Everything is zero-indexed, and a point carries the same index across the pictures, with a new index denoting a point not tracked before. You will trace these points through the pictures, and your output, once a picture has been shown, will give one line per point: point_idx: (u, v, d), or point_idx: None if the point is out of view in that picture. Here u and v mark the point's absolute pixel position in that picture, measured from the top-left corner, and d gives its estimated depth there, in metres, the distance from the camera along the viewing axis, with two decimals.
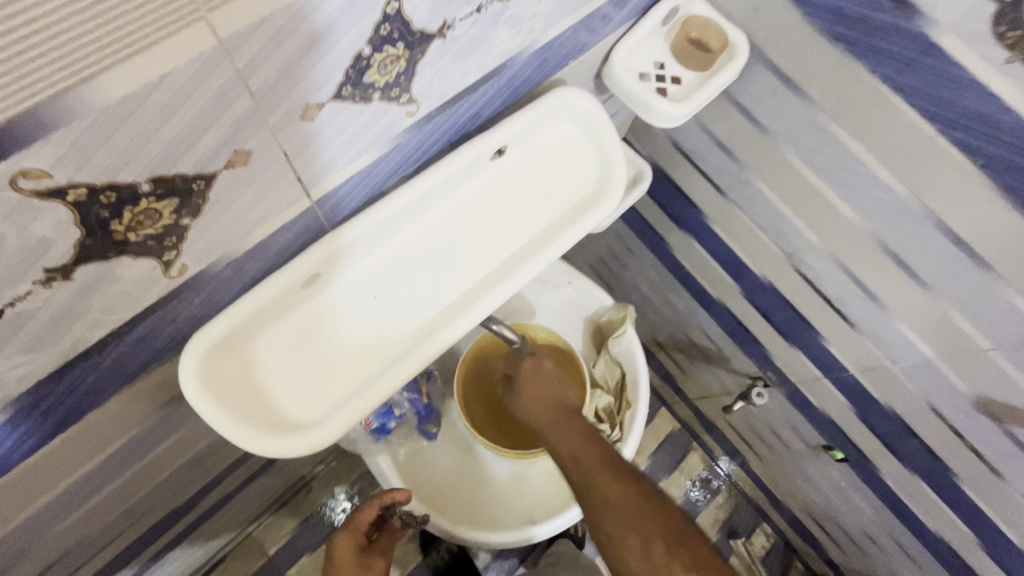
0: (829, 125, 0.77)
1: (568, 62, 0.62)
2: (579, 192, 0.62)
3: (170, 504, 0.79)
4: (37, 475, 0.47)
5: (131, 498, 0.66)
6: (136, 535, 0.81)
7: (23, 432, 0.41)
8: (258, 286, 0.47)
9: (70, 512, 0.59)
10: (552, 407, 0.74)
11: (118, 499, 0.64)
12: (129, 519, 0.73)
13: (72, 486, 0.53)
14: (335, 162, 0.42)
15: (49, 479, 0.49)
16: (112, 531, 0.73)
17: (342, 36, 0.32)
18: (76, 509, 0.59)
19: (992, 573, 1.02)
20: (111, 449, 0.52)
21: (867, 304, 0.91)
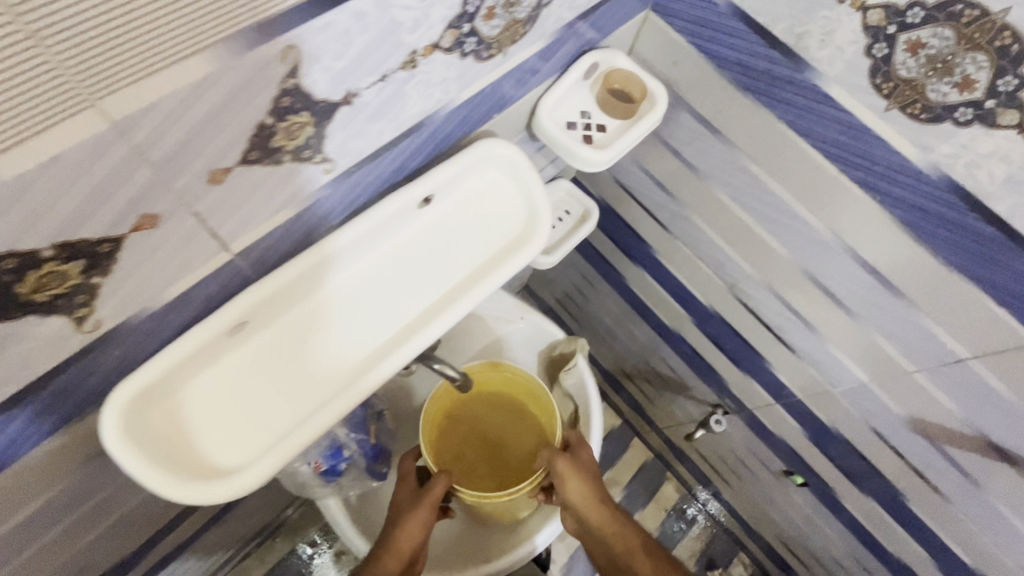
0: (749, 165, 0.82)
1: (491, 114, 0.66)
2: (508, 236, 0.66)
3: (109, 562, 0.77)
4: None
5: (63, 556, 0.65)
6: None
7: None
8: (181, 337, 0.49)
9: None
10: (592, 497, 0.80)
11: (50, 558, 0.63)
12: None
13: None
14: (252, 218, 0.45)
15: None
16: None
17: (240, 110, 0.35)
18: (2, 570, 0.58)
19: None
20: (34, 506, 0.52)
21: (804, 331, 0.95)
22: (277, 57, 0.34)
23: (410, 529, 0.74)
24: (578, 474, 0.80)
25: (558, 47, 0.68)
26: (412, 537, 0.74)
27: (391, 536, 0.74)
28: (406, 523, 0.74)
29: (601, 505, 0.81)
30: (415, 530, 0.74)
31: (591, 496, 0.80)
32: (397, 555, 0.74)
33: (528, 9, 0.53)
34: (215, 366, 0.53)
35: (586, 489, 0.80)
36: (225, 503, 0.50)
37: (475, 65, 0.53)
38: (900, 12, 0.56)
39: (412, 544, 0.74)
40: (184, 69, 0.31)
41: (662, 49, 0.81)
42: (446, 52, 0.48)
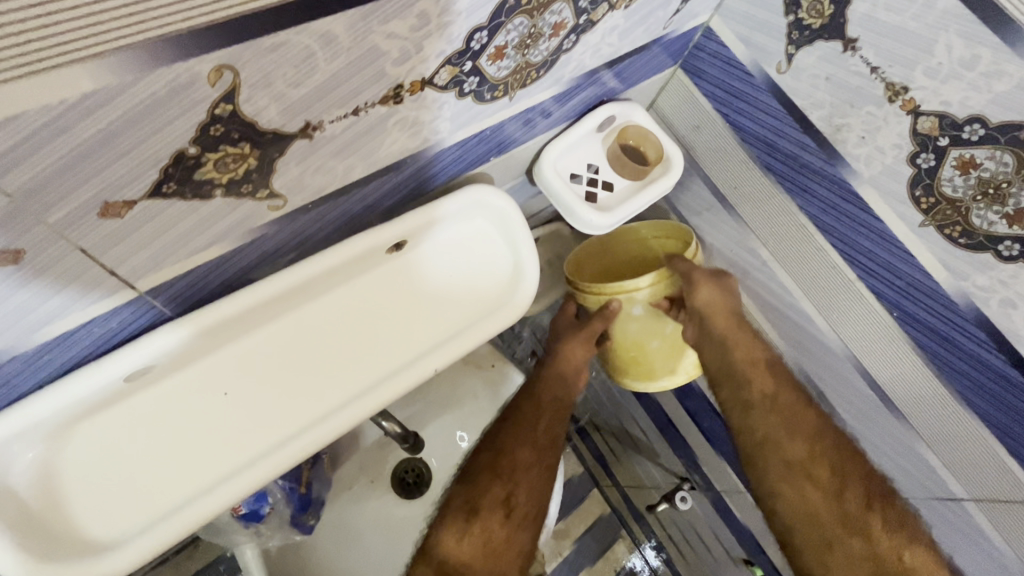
0: (759, 249, 0.76)
1: (489, 156, 0.59)
2: (484, 295, 0.58)
3: None
4: None
5: None
6: None
7: None
8: (59, 385, 0.39)
9: None
10: (721, 306, 0.70)
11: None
12: None
13: None
14: (168, 253, 0.36)
15: None
16: None
17: (146, 136, 0.27)
18: None
19: None
20: None
21: None
22: (204, 79, 0.26)
23: (576, 350, 0.74)
24: (714, 279, 0.70)
25: (576, 92, 0.61)
26: (576, 351, 0.74)
27: (554, 354, 0.75)
28: (570, 348, 0.74)
29: (743, 331, 0.69)
30: (580, 351, 0.74)
31: (734, 303, 0.70)
32: (568, 367, 0.74)
33: (544, 53, 0.46)
34: (106, 415, 0.43)
35: (729, 306, 0.70)
36: None
37: (474, 106, 0.46)
38: (957, 125, 0.49)
39: (578, 357, 0.74)
40: (54, 83, 0.22)
41: (687, 110, 0.76)
42: (439, 89, 0.40)
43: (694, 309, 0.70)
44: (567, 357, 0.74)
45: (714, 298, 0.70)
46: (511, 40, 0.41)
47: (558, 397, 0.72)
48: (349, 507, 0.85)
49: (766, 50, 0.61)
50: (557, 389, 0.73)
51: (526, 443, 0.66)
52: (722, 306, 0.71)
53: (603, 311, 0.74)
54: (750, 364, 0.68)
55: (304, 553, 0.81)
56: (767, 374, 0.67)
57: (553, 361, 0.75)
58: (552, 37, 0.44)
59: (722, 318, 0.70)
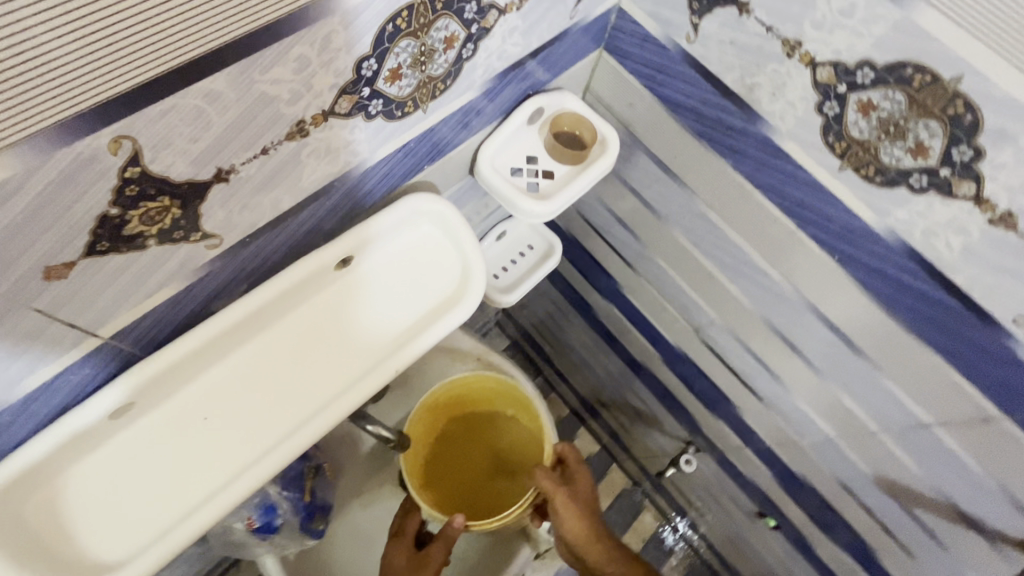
0: (708, 212, 0.78)
1: (422, 166, 0.62)
2: (437, 295, 0.62)
3: None
4: None
5: None
6: None
7: None
8: (50, 427, 0.44)
9: None
10: (580, 517, 0.80)
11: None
12: None
13: None
14: (120, 302, 0.40)
15: None
16: None
17: (67, 207, 0.31)
18: None
19: None
20: None
21: (769, 380, 0.90)
22: (105, 150, 0.31)
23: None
24: (575, 505, 0.81)
25: (498, 92, 0.64)
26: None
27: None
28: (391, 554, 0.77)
29: (597, 536, 0.80)
30: (398, 560, 0.77)
31: (592, 527, 0.80)
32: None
33: (443, 66, 0.49)
34: (100, 449, 0.48)
35: (582, 523, 0.80)
36: None
37: (387, 125, 0.49)
38: (850, 71, 0.52)
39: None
40: None
41: (618, 89, 0.78)
42: (344, 117, 0.44)
43: (557, 528, 0.81)
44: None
45: (571, 521, 0.80)
46: (403, 61, 0.44)
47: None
48: (360, 510, 0.90)
49: (674, 23, 0.63)
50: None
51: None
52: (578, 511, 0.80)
53: (446, 538, 0.76)
54: (598, 558, 0.81)
55: (323, 555, 0.87)
56: (610, 560, 0.81)
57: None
58: (447, 50, 0.48)
59: (576, 533, 0.80)
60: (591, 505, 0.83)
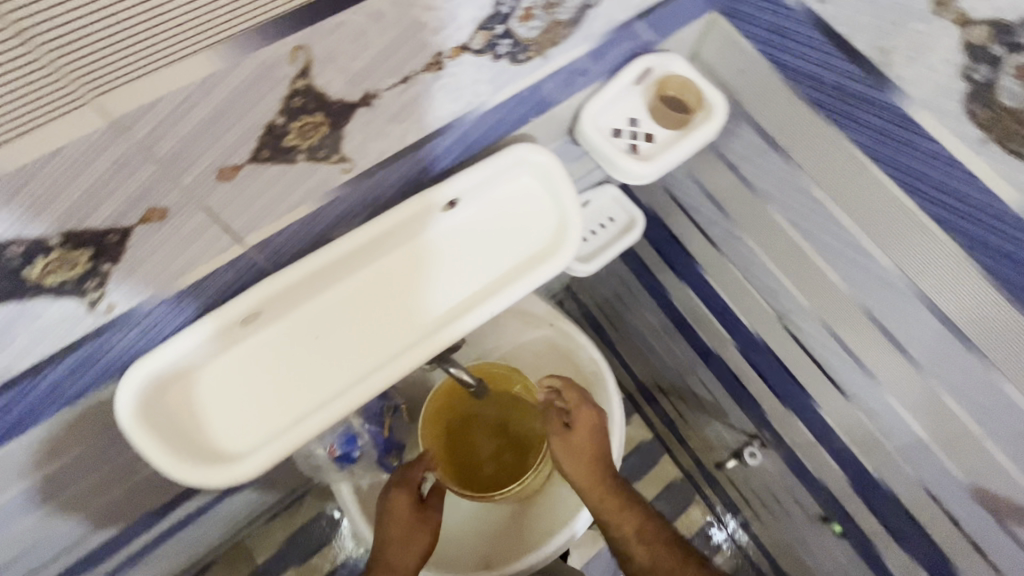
0: (812, 188, 0.75)
1: (529, 117, 0.63)
2: (533, 246, 0.63)
3: (127, 520, 0.79)
4: None
5: (82, 512, 0.67)
6: (90, 549, 0.80)
7: None
8: (195, 324, 0.49)
9: (18, 522, 0.60)
10: (586, 461, 0.75)
11: (68, 514, 0.65)
12: (75, 535, 0.73)
13: (14, 501, 0.55)
14: (266, 212, 0.44)
15: None
16: (60, 546, 0.72)
17: (246, 110, 0.35)
18: (24, 520, 0.60)
19: None
20: (49, 469, 0.54)
21: (858, 373, 0.86)
22: (285, 59, 0.33)
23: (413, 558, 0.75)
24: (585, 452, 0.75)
25: (610, 48, 0.63)
26: (410, 560, 0.74)
27: (391, 555, 0.74)
28: (394, 494, 0.76)
29: (602, 481, 0.76)
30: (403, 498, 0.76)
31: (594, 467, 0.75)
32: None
33: (571, 10, 0.50)
34: (226, 352, 0.54)
35: (589, 466, 0.75)
36: (221, 487, 0.51)
37: (509, 67, 0.51)
38: (1012, 30, 0.47)
39: (410, 565, 0.75)
40: (187, 68, 0.30)
41: (728, 55, 0.76)
42: (476, 54, 0.46)
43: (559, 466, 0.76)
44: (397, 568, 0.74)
45: (576, 468, 0.75)
46: (537, 1, 0.45)
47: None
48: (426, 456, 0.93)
49: None
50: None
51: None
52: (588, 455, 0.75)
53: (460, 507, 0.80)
54: (607, 502, 0.75)
55: None
56: (614, 499, 0.75)
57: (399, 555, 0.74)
58: None
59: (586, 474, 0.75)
60: (598, 448, 0.77)
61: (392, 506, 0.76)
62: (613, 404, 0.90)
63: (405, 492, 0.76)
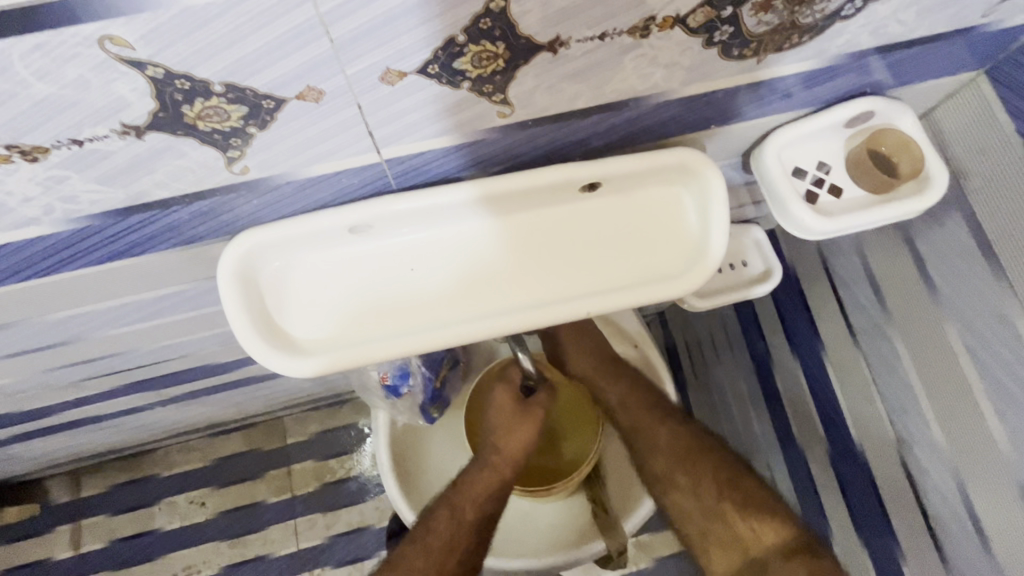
0: (1016, 319, 0.61)
1: (709, 123, 0.55)
2: (663, 259, 0.56)
3: (199, 360, 0.86)
4: (90, 285, 0.53)
5: (166, 339, 0.73)
6: (164, 372, 0.89)
7: (80, 247, 0.47)
8: (310, 215, 0.50)
9: (115, 326, 0.66)
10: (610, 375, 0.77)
11: (155, 337, 0.72)
12: (156, 356, 0.80)
13: (117, 308, 0.60)
14: (412, 129, 0.42)
15: (93, 293, 0.55)
16: (141, 359, 0.80)
17: (432, 17, 0.32)
18: (121, 327, 0.66)
19: None
20: (151, 293, 0.58)
21: (975, 548, 0.70)
22: None
23: (522, 445, 0.73)
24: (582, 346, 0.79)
25: (835, 75, 0.54)
26: (519, 443, 0.72)
27: (500, 440, 0.73)
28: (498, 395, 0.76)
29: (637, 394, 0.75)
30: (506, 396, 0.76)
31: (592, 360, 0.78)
32: (508, 461, 0.72)
33: (816, 15, 0.42)
34: (328, 252, 0.54)
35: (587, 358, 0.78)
36: (281, 374, 0.52)
37: (717, 60, 0.44)
38: None
39: (520, 449, 0.73)
40: None
41: (975, 127, 0.62)
42: (688, 32, 0.40)
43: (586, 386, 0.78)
44: (508, 451, 0.72)
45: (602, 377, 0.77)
46: None
47: (502, 478, 0.71)
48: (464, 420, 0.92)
49: None
50: (506, 475, 0.72)
51: (478, 498, 0.69)
52: (589, 349, 0.79)
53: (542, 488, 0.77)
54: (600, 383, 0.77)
55: (420, 440, 0.89)
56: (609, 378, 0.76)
57: (508, 439, 0.73)
58: None
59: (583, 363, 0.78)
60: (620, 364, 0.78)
61: (497, 407, 0.75)
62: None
63: (507, 393, 0.75)
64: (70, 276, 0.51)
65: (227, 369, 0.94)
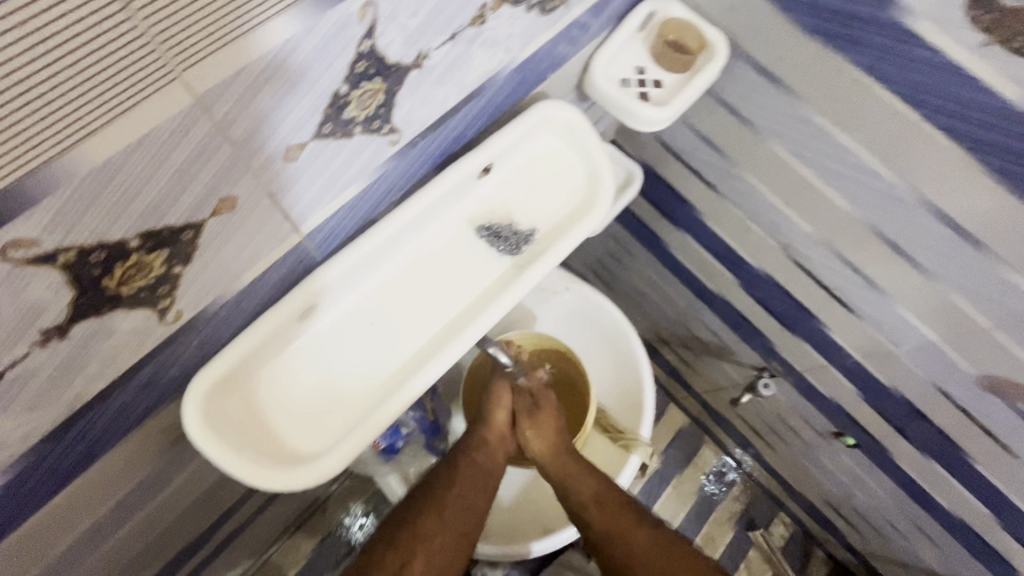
0: (815, 117, 0.76)
1: (547, 76, 0.61)
2: (570, 203, 0.62)
3: (160, 561, 0.73)
4: (34, 539, 0.45)
5: (123, 556, 0.62)
6: None
7: (22, 497, 0.40)
8: (254, 325, 0.48)
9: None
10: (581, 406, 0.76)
11: (116, 559, 0.61)
12: None
13: (71, 548, 0.51)
14: (321, 197, 0.42)
15: (42, 545, 0.46)
16: None
17: (317, 80, 0.33)
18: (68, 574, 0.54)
19: None
20: (110, 505, 0.50)
21: (867, 291, 0.85)
22: (355, 17, 0.31)
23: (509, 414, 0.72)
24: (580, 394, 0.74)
25: None
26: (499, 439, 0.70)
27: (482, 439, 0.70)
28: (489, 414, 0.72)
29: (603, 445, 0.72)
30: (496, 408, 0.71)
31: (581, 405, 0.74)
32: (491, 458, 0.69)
33: None
34: (284, 351, 0.51)
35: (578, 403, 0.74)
36: (307, 489, 0.50)
37: (539, 19, 0.50)
38: None
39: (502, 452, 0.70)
40: (267, 34, 0.28)
41: None
42: (513, 5, 0.44)
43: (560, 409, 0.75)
44: (495, 424, 0.71)
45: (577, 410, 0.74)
46: None
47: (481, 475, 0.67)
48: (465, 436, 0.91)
49: None
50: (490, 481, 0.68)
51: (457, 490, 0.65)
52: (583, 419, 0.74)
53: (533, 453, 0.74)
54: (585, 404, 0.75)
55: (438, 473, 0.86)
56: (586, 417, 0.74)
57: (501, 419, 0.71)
58: None
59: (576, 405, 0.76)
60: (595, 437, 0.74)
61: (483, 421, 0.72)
62: (646, 392, 0.89)
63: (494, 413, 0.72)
64: (12, 540, 0.42)
65: (203, 547, 0.83)
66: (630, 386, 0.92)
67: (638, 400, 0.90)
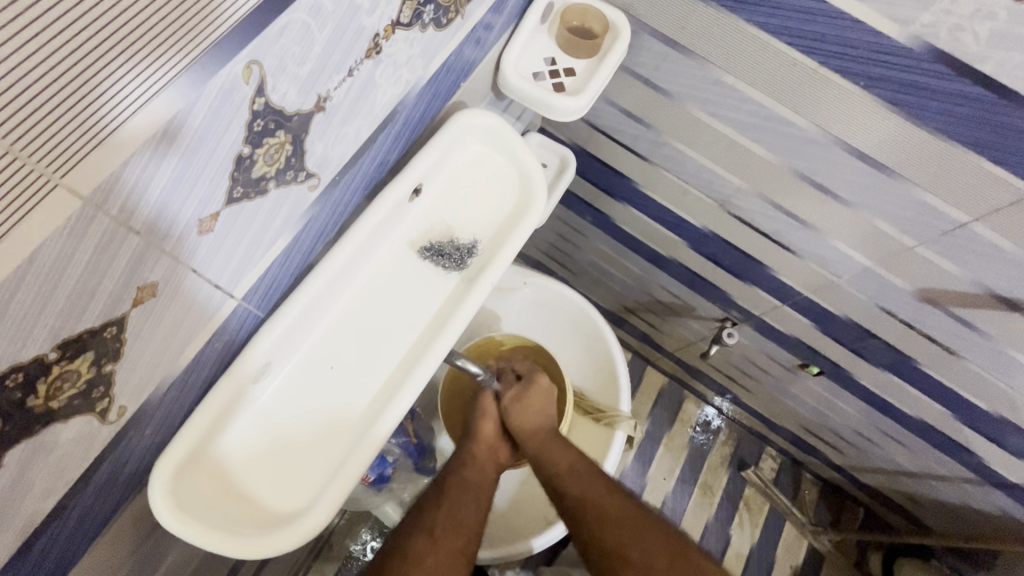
0: (723, 77, 0.78)
1: (459, 86, 0.61)
2: (506, 208, 0.63)
3: None
4: None
5: None
6: None
7: None
8: (207, 399, 0.46)
9: None
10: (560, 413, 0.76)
11: None
12: None
13: None
14: (249, 257, 0.41)
15: None
16: None
17: (213, 149, 0.32)
18: None
19: (993, 459, 0.96)
20: None
21: (801, 230, 0.90)
22: (240, 79, 0.30)
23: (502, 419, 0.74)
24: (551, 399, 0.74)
25: None
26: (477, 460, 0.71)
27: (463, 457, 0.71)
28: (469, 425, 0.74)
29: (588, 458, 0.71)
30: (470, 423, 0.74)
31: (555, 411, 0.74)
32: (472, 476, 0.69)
33: None
34: (247, 414, 0.50)
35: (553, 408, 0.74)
36: (298, 546, 0.50)
37: (437, 35, 0.49)
38: None
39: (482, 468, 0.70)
40: (149, 116, 0.27)
41: None
42: (406, 28, 0.44)
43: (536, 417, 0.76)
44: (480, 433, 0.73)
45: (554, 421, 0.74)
46: None
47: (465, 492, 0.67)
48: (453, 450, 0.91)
49: None
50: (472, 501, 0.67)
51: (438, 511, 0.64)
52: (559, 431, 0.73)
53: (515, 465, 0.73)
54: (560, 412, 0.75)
55: None
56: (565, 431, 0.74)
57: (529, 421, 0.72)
58: None
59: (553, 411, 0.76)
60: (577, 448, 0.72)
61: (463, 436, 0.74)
62: (617, 365, 0.91)
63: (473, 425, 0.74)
64: None
65: None
66: (601, 363, 0.93)
67: (610, 375, 0.91)
